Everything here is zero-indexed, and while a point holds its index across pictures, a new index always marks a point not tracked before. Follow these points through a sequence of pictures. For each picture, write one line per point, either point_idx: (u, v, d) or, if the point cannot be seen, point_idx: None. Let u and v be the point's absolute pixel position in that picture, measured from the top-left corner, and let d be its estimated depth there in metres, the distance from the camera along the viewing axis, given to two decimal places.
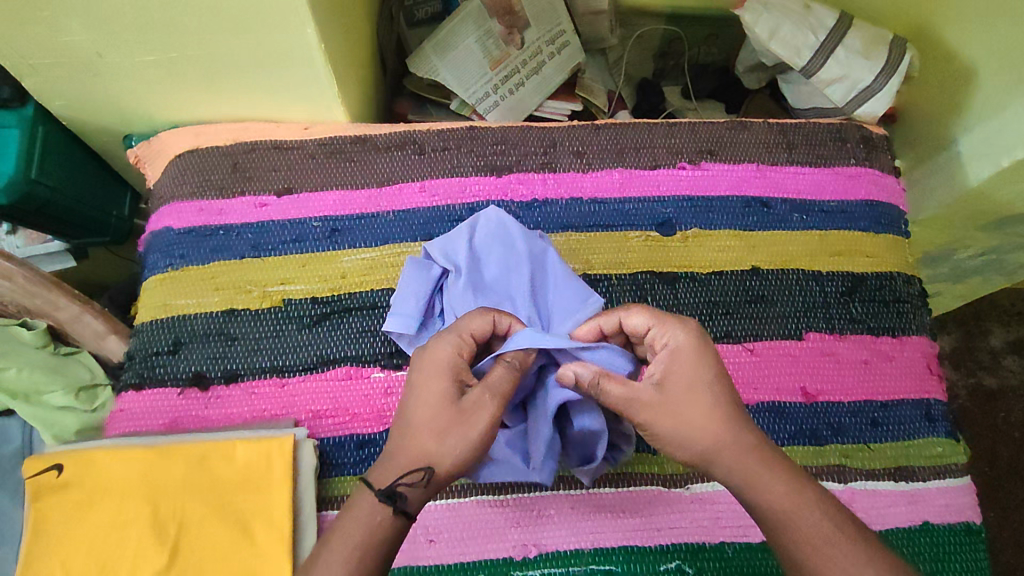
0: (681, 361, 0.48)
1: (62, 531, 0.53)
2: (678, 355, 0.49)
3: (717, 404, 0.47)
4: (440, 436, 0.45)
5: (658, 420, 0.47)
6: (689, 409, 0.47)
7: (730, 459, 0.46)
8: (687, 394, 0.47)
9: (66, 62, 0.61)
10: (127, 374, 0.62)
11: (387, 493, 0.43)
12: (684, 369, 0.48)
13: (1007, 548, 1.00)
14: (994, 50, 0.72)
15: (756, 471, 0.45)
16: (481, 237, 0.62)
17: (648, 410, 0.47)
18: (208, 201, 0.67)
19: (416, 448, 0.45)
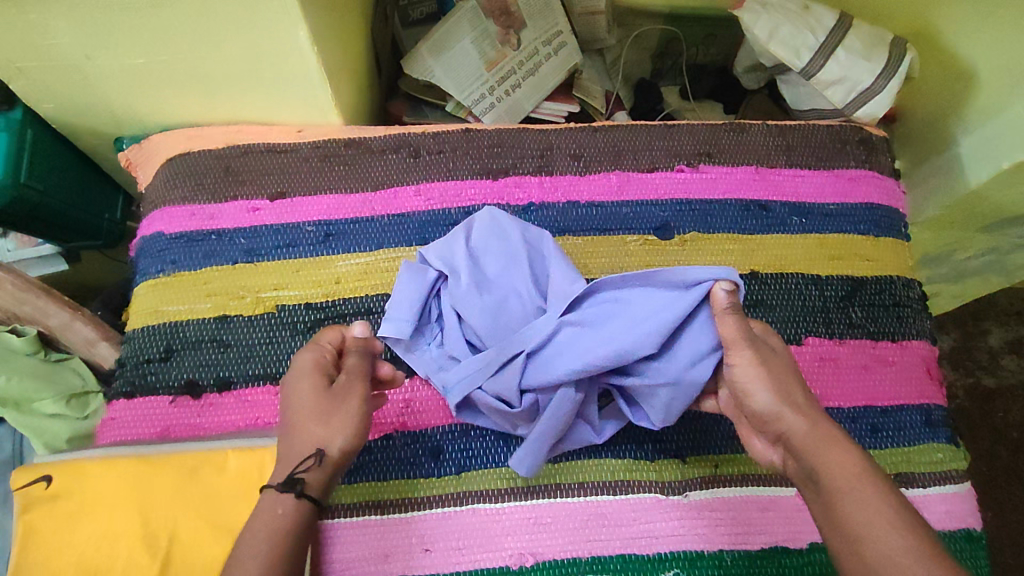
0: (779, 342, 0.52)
1: (51, 543, 0.52)
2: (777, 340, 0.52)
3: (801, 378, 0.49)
4: (327, 422, 0.46)
5: (755, 368, 0.49)
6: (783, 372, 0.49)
7: (810, 422, 0.46)
8: (783, 366, 0.49)
9: (54, 65, 0.61)
10: (118, 383, 0.61)
11: (288, 481, 0.44)
12: (781, 352, 0.51)
13: (1005, 548, 1.00)
14: (996, 51, 0.71)
15: (831, 440, 0.45)
16: (477, 236, 0.61)
17: (750, 357, 0.49)
18: (200, 205, 0.66)
19: (302, 439, 0.46)
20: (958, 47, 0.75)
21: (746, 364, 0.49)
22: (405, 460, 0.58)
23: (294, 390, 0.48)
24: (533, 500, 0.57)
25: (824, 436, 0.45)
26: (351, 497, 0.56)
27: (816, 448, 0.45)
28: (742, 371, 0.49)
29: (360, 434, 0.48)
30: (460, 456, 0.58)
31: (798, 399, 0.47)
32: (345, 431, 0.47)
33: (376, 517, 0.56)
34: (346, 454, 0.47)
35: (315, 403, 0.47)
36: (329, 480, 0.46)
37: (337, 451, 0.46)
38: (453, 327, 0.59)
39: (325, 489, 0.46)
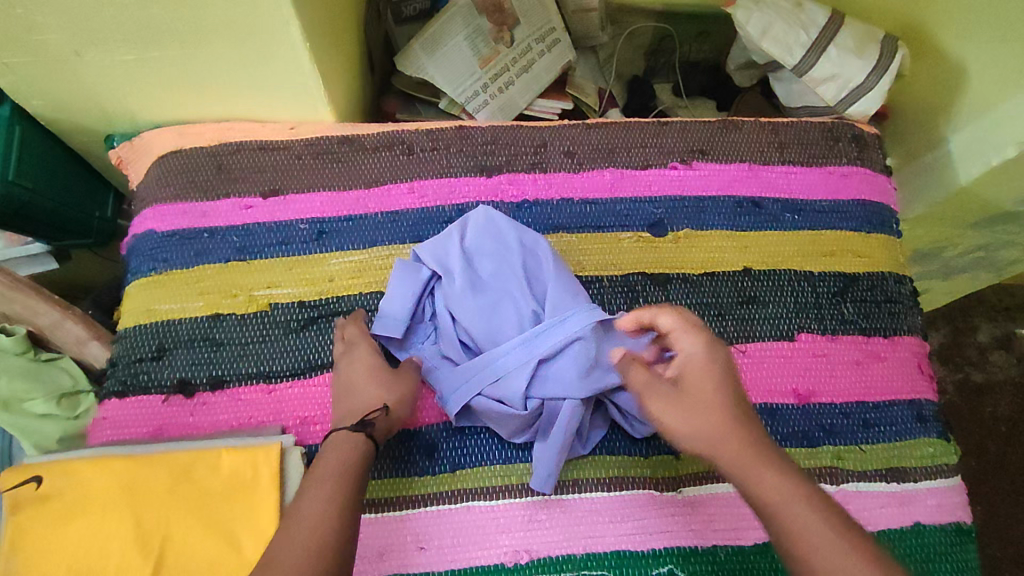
0: (700, 352, 0.49)
1: (43, 545, 0.51)
2: (700, 354, 0.49)
3: (727, 396, 0.48)
4: (390, 387, 0.54)
5: (669, 412, 0.48)
6: (701, 405, 0.47)
7: (729, 453, 0.45)
8: (699, 393, 0.48)
9: (43, 61, 0.60)
10: (109, 382, 0.60)
11: (361, 422, 0.51)
12: (698, 377, 0.48)
13: (994, 542, 1.01)
14: (986, 48, 0.72)
15: (750, 462, 0.45)
16: (471, 237, 0.61)
17: (662, 403, 0.48)
18: (191, 203, 0.66)
19: (368, 398, 0.53)
20: (949, 45, 0.75)
21: (662, 409, 0.48)
22: (403, 458, 0.58)
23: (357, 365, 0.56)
24: (528, 497, 0.57)
25: (750, 459, 0.45)
26: (394, 491, 0.57)
27: (743, 473, 0.44)
28: (662, 417, 0.48)
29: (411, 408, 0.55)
30: (454, 454, 0.58)
31: (716, 436, 0.46)
32: (403, 397, 0.54)
33: (370, 515, 0.56)
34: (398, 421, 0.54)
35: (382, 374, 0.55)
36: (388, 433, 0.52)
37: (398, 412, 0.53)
38: (446, 327, 0.60)
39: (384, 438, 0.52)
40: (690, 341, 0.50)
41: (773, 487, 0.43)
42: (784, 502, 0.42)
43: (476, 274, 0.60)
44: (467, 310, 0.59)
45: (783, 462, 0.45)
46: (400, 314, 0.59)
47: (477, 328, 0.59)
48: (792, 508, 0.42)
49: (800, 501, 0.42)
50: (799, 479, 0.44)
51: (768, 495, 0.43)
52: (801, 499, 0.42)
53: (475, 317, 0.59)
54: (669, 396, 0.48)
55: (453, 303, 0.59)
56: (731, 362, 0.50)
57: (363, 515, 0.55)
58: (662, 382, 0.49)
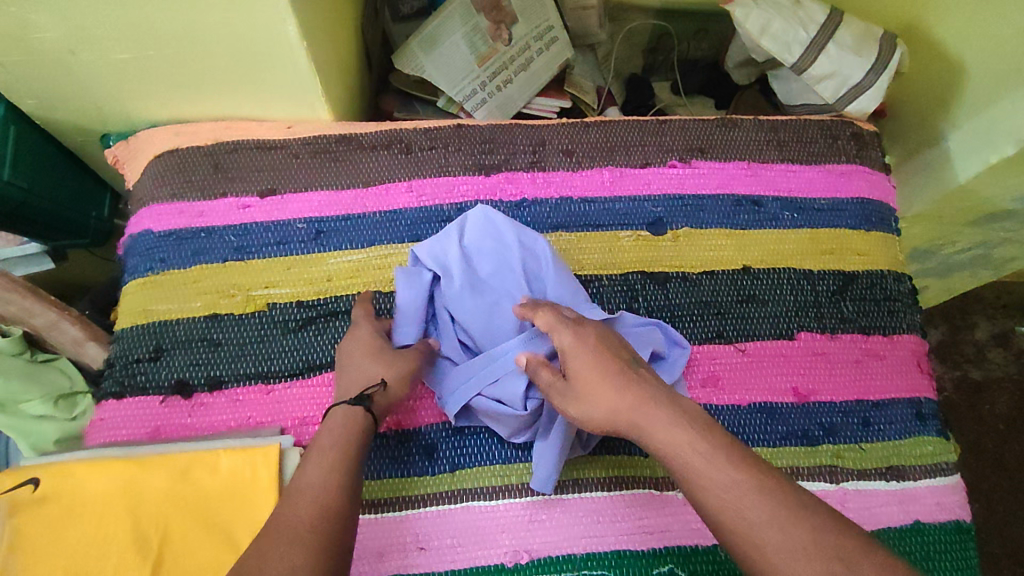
0: (571, 340, 0.50)
1: (38, 548, 0.50)
2: (572, 343, 0.50)
3: (603, 370, 0.48)
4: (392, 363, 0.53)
5: (574, 407, 0.48)
6: (597, 392, 0.47)
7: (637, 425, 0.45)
8: (592, 378, 0.48)
9: (39, 60, 0.59)
10: (107, 383, 0.60)
11: (359, 396, 0.50)
12: (584, 364, 0.49)
13: (992, 539, 1.01)
14: (984, 46, 0.71)
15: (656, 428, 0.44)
16: (470, 236, 0.61)
17: (565, 402, 0.48)
18: (188, 203, 0.65)
19: (369, 373, 0.53)
20: (948, 43, 0.75)
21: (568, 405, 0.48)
22: (402, 458, 0.58)
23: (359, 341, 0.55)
24: (528, 496, 0.57)
25: (643, 421, 0.45)
26: (392, 492, 0.56)
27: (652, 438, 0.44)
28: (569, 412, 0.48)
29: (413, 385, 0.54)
30: (453, 454, 0.58)
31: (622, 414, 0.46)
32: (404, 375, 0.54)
33: (370, 516, 0.55)
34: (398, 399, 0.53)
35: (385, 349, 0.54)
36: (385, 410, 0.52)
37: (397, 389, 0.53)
38: (446, 328, 0.60)
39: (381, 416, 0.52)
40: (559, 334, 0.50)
41: (666, 444, 0.44)
42: (676, 455, 0.43)
43: (477, 274, 0.60)
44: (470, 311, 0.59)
45: (675, 412, 0.45)
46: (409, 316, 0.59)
47: (478, 329, 0.59)
48: (687, 458, 0.42)
49: (691, 448, 0.43)
50: (692, 427, 0.44)
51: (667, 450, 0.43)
52: (692, 446, 0.43)
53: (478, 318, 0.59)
54: (567, 394, 0.49)
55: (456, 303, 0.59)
56: (606, 341, 0.50)
57: (362, 516, 0.55)
58: (557, 380, 0.50)
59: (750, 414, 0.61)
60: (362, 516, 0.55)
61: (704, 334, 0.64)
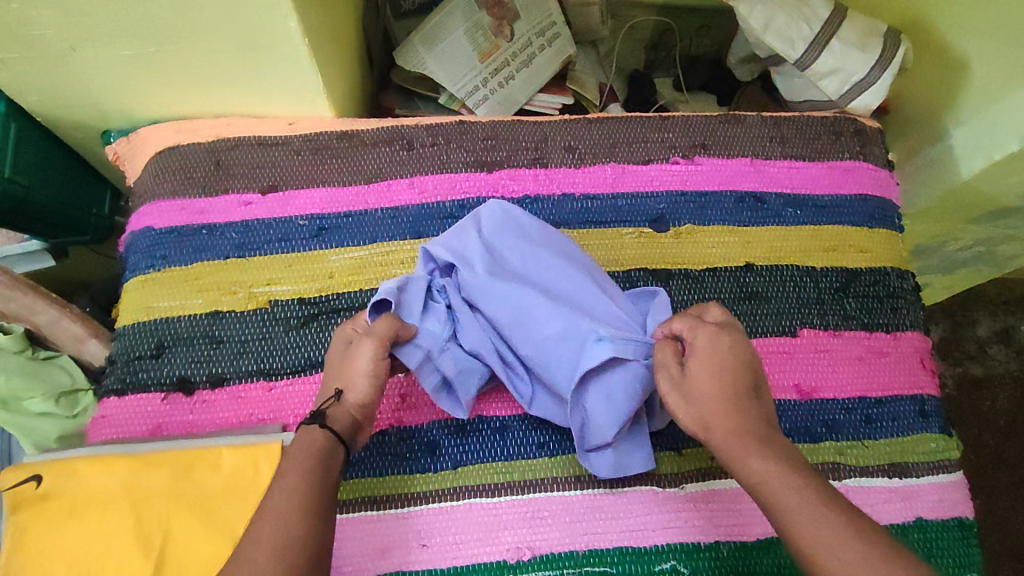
0: (705, 342, 0.50)
1: (42, 545, 0.51)
2: (706, 344, 0.50)
3: (724, 384, 0.49)
4: (345, 372, 0.53)
5: (680, 402, 0.50)
6: (702, 394, 0.49)
7: (730, 439, 0.47)
8: (708, 381, 0.49)
9: (39, 56, 0.59)
10: (108, 380, 0.60)
11: (313, 415, 0.50)
12: (702, 367, 0.49)
13: (992, 535, 1.01)
14: (988, 42, 0.71)
15: (749, 450, 0.46)
16: (489, 228, 0.61)
17: (669, 388, 0.50)
18: (189, 199, 0.65)
19: (330, 384, 0.53)
20: (953, 39, 0.75)
21: (672, 398, 0.50)
22: (404, 455, 0.58)
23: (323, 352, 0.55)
24: (530, 493, 0.57)
25: (739, 449, 0.46)
26: (394, 489, 0.56)
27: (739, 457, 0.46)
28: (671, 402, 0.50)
29: (377, 386, 0.53)
30: (455, 451, 0.58)
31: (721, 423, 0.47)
32: (362, 380, 0.52)
33: (372, 512, 0.55)
34: (364, 408, 0.52)
35: (340, 358, 0.54)
36: (352, 419, 0.51)
37: (356, 396, 0.52)
38: (467, 321, 0.59)
39: (350, 428, 0.51)
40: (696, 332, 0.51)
41: (759, 473, 0.45)
42: (767, 484, 0.44)
43: (499, 264, 0.60)
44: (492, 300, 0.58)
45: (773, 448, 0.46)
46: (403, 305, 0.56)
47: (502, 321, 0.58)
48: (775, 489, 0.43)
49: (782, 481, 0.43)
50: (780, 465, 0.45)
51: (760, 480, 0.44)
52: (782, 481, 0.44)
53: (502, 308, 0.58)
54: (676, 383, 0.50)
55: (477, 294, 0.58)
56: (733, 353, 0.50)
57: (364, 512, 0.55)
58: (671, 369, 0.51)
59: None
60: (364, 512, 0.55)
61: None
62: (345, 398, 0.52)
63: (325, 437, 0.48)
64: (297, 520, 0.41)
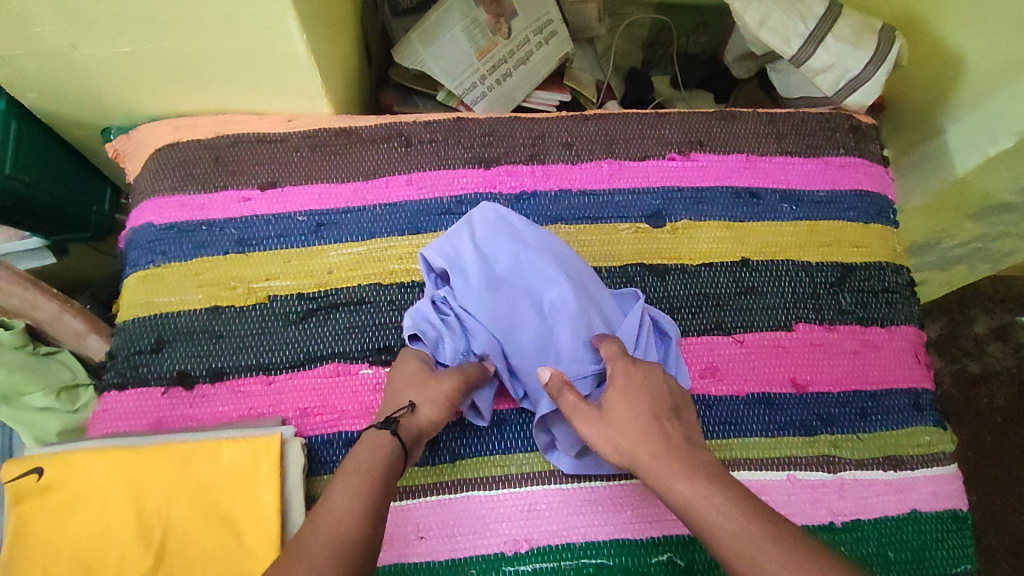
0: (621, 374, 0.52)
1: (44, 536, 0.51)
2: (622, 375, 0.52)
3: (644, 410, 0.50)
4: (426, 387, 0.54)
5: (595, 432, 0.51)
6: (617, 424, 0.50)
7: (652, 465, 0.47)
8: (626, 410, 0.51)
9: (39, 54, 0.60)
10: (109, 374, 0.60)
11: (387, 420, 0.51)
12: (618, 399, 0.51)
13: (989, 531, 1.01)
14: (983, 38, 0.72)
15: (672, 473, 0.46)
16: (482, 233, 0.62)
17: (586, 424, 0.52)
18: (190, 196, 0.66)
19: (401, 399, 0.54)
20: (947, 36, 0.75)
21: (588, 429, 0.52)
22: None
23: (400, 368, 0.56)
24: (527, 487, 0.57)
25: (661, 471, 0.47)
26: None
27: (662, 484, 0.46)
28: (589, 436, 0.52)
29: (449, 409, 0.53)
30: (454, 444, 0.58)
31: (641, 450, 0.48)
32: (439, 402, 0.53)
33: None
34: (430, 426, 0.53)
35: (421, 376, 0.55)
36: (416, 436, 0.51)
37: (430, 412, 0.53)
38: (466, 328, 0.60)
39: (411, 444, 0.51)
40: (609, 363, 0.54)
41: (685, 495, 0.45)
42: (691, 504, 0.44)
43: (493, 271, 0.61)
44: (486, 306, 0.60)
45: (697, 468, 0.46)
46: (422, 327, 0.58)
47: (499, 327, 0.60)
48: (699, 507, 0.44)
49: (710, 501, 0.44)
50: (713, 482, 0.45)
51: (682, 503, 0.45)
52: (709, 500, 0.44)
53: (496, 314, 0.59)
54: (594, 419, 0.52)
55: (472, 300, 0.59)
56: (651, 380, 0.52)
57: None
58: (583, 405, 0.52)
59: (748, 405, 0.62)
60: None
61: (702, 325, 0.64)
62: (417, 412, 0.52)
63: (389, 443, 0.49)
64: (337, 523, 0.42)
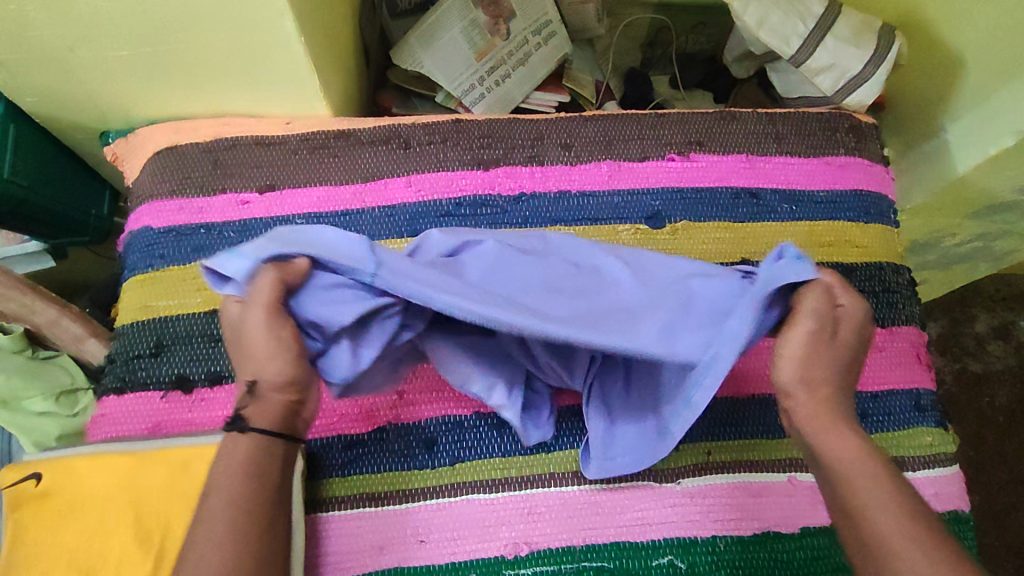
0: (848, 317, 0.45)
1: (43, 542, 0.51)
2: (848, 315, 0.45)
3: (845, 366, 0.44)
4: (250, 359, 0.44)
5: (804, 347, 0.44)
6: (833, 355, 0.44)
7: (818, 413, 0.43)
8: (835, 350, 0.44)
9: (36, 57, 0.59)
10: (108, 379, 0.60)
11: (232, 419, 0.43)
12: (840, 338, 0.45)
13: (991, 531, 1.01)
14: (983, 37, 0.71)
15: (833, 426, 0.43)
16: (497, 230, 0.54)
17: (808, 334, 0.44)
18: (187, 199, 0.65)
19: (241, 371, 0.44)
20: (947, 35, 0.75)
21: (790, 340, 0.44)
22: (399, 452, 0.58)
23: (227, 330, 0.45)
24: (527, 490, 0.57)
25: (827, 420, 0.43)
26: (391, 487, 0.57)
27: (818, 431, 0.43)
28: (778, 346, 0.44)
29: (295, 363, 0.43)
30: (453, 447, 0.58)
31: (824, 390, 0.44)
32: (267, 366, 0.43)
33: (370, 509, 0.56)
34: (285, 387, 0.43)
35: (236, 343, 0.44)
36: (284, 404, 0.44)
37: (269, 382, 0.43)
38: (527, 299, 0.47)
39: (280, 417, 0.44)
40: (850, 300, 0.45)
41: (847, 456, 0.41)
42: (845, 465, 0.41)
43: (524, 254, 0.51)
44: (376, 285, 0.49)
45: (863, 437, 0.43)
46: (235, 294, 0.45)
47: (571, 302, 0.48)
48: (850, 474, 0.41)
49: (862, 477, 0.40)
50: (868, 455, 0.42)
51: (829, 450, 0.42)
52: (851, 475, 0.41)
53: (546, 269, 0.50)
54: (821, 336, 0.44)
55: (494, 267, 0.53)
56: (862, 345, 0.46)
57: (360, 510, 0.56)
58: (824, 324, 0.44)
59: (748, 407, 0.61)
60: (361, 509, 0.56)
61: None
62: (260, 386, 0.43)
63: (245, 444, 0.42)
64: None
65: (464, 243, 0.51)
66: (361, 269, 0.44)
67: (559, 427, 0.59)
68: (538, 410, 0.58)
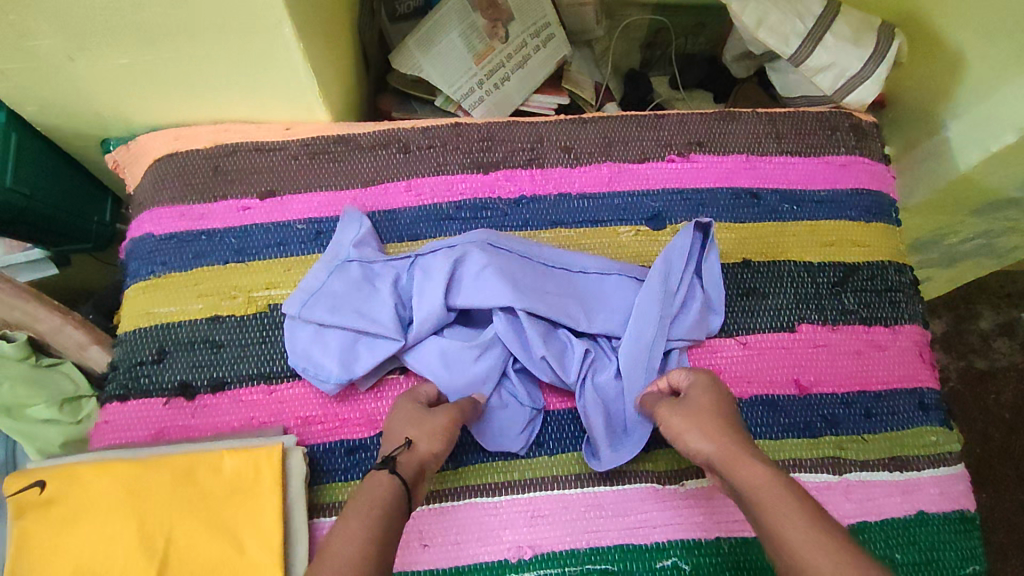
0: (693, 376, 0.54)
1: (48, 549, 0.51)
2: (692, 378, 0.54)
3: (712, 415, 0.50)
4: (420, 424, 0.51)
5: (677, 420, 0.51)
6: (702, 410, 0.50)
7: (725, 463, 0.46)
8: (702, 404, 0.51)
9: (38, 66, 0.60)
10: (111, 386, 0.61)
11: (385, 460, 0.48)
12: (699, 395, 0.52)
13: (998, 528, 1.01)
14: (985, 34, 0.71)
15: (734, 457, 0.46)
16: (469, 285, 0.60)
17: (669, 411, 0.52)
18: (189, 205, 0.66)
19: (396, 437, 0.51)
20: (948, 32, 0.75)
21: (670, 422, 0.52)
22: None
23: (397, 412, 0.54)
24: (530, 493, 0.57)
25: (730, 458, 0.46)
26: None
27: (729, 468, 0.46)
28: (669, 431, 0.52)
29: (447, 439, 0.51)
30: (456, 452, 0.58)
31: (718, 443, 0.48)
32: (433, 436, 0.51)
33: None
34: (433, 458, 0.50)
35: (411, 414, 0.53)
36: (419, 470, 0.49)
37: (426, 448, 0.50)
38: (558, 276, 0.62)
39: (415, 480, 0.48)
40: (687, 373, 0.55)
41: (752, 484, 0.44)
42: (754, 489, 0.43)
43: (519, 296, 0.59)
44: (384, 300, 0.60)
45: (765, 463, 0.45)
46: (331, 252, 0.63)
47: (588, 298, 0.62)
48: (762, 496, 0.43)
49: (773, 498, 0.42)
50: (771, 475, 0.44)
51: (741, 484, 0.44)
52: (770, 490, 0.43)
53: (547, 290, 0.61)
54: (676, 408, 0.52)
55: (485, 280, 0.59)
56: (720, 396, 0.52)
57: None
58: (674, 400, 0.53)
59: (750, 407, 0.61)
60: None
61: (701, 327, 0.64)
62: (416, 448, 0.50)
63: (393, 484, 0.46)
64: (331, 547, 0.41)
65: (458, 290, 0.60)
66: (408, 258, 0.62)
67: (561, 430, 0.59)
68: (515, 422, 0.59)
